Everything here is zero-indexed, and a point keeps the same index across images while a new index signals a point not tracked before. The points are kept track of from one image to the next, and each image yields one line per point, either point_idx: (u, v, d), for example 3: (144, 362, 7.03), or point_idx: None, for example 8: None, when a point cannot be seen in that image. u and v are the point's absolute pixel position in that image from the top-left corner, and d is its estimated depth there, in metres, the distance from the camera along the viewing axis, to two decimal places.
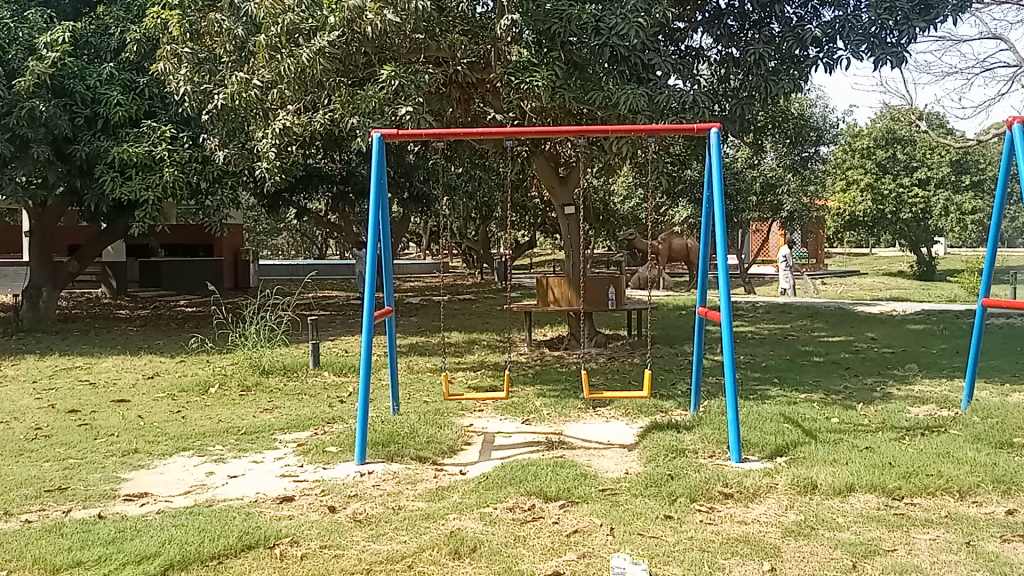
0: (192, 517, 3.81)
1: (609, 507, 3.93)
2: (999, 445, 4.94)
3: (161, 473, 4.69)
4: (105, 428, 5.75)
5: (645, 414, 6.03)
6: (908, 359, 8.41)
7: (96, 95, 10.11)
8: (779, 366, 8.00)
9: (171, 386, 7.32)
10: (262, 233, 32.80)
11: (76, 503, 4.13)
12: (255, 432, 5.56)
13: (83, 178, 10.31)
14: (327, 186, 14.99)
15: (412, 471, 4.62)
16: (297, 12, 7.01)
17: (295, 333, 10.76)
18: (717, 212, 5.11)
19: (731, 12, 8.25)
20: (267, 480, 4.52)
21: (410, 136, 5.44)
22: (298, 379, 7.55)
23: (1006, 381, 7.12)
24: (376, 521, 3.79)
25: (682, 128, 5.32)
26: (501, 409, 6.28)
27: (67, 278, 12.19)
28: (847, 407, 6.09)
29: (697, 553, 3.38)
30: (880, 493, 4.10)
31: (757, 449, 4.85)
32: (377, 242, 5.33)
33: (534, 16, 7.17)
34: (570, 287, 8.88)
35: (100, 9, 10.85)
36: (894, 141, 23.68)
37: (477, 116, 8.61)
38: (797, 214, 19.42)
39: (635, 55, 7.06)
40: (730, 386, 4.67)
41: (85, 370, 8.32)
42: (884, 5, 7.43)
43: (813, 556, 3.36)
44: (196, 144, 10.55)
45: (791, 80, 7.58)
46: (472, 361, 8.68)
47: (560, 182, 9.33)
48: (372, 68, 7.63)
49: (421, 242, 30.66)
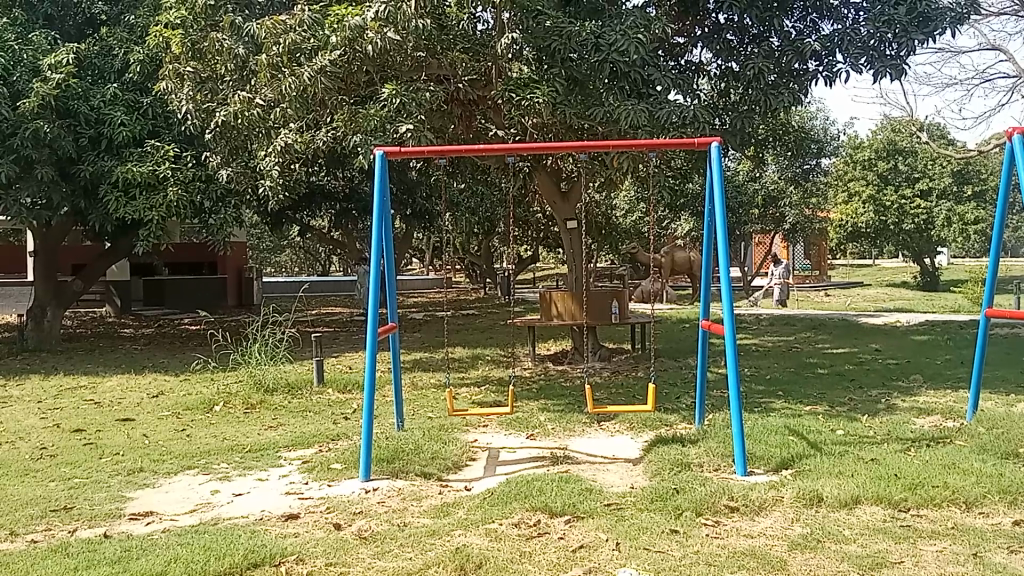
0: (198, 536, 3.80)
1: (615, 522, 3.92)
2: (1004, 456, 4.93)
3: (166, 491, 4.70)
4: (111, 447, 5.76)
5: (649, 428, 6.02)
6: (913, 370, 8.39)
7: (100, 116, 10.17)
8: (783, 378, 7.99)
9: (176, 405, 7.31)
10: (265, 252, 32.87)
11: (82, 522, 4.13)
12: (258, 449, 5.57)
13: (87, 198, 10.34)
14: (330, 204, 15.10)
15: (417, 487, 4.61)
16: (298, 32, 7.08)
17: (298, 351, 10.74)
18: (720, 224, 5.08)
19: (731, 26, 8.16)
20: (272, 498, 4.52)
21: (413, 152, 5.44)
22: (302, 397, 7.54)
23: (1010, 391, 7.12)
24: (382, 538, 3.78)
25: (682, 142, 5.32)
26: (505, 425, 6.26)
27: (72, 298, 12.17)
28: (852, 419, 6.08)
29: (704, 568, 3.37)
30: (886, 505, 4.09)
31: (763, 462, 4.84)
32: (381, 258, 5.33)
33: (534, 33, 7.15)
34: (573, 300, 8.88)
35: (103, 31, 10.96)
36: (895, 153, 23.77)
37: (479, 132, 8.61)
38: (800, 226, 19.48)
39: (635, 71, 7.09)
40: (734, 399, 4.66)
41: (90, 390, 8.29)
42: (882, 18, 7.50)
43: (820, 569, 3.36)
44: (200, 163, 10.60)
45: (790, 93, 7.66)
46: (476, 377, 8.68)
47: (562, 197, 9.36)
48: (374, 86, 7.56)
49: (424, 258, 30.69)
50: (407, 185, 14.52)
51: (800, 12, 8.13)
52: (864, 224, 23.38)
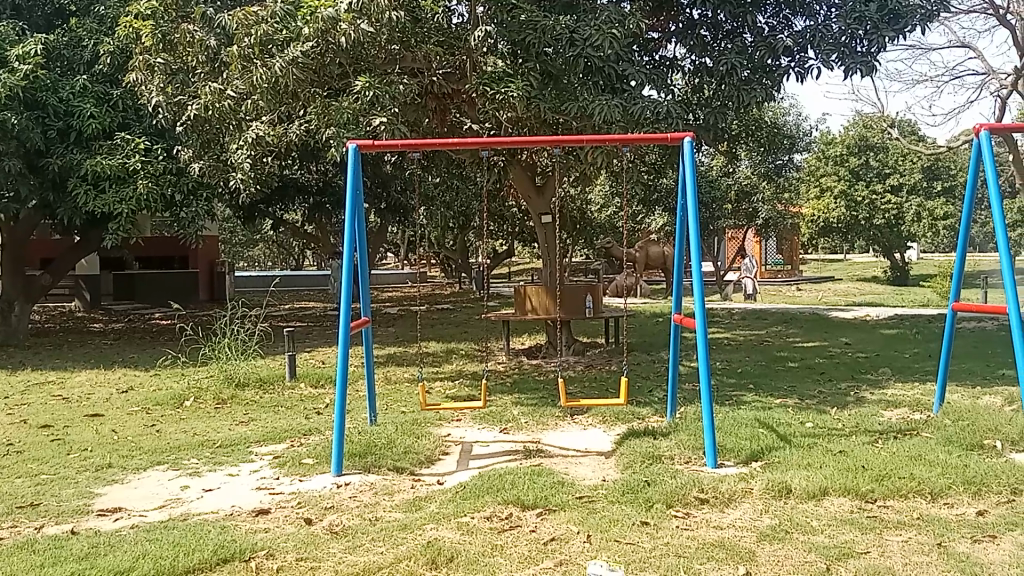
0: (166, 532, 3.78)
1: (586, 514, 3.94)
2: (969, 447, 5.02)
3: (134, 487, 4.66)
4: (79, 443, 5.69)
5: (622, 421, 6.06)
6: (882, 363, 8.51)
7: (69, 108, 10.04)
8: (754, 372, 8.06)
9: (145, 399, 7.24)
10: (238, 244, 32.65)
11: (48, 519, 4.08)
12: (229, 445, 5.53)
13: (55, 191, 10.17)
14: (303, 198, 14.95)
15: (389, 482, 4.60)
16: (270, 24, 7.04)
17: (271, 346, 10.65)
18: (692, 220, 5.10)
19: (704, 22, 8.24)
20: (243, 493, 4.50)
21: (387, 145, 5.40)
22: (274, 392, 7.50)
23: (977, 383, 7.25)
24: (353, 533, 3.77)
25: (656, 137, 5.32)
26: (479, 419, 6.27)
27: (39, 292, 11.97)
28: (820, 412, 6.16)
29: (673, 559, 3.39)
30: (854, 496, 4.15)
31: (733, 454, 4.88)
32: (354, 251, 5.29)
33: (509, 26, 7.19)
34: (547, 295, 8.90)
35: (72, 21, 10.77)
36: (867, 148, 24.09)
37: (453, 125, 8.58)
38: (772, 221, 19.68)
39: (609, 66, 7.11)
40: (705, 393, 4.68)
41: (58, 385, 8.19)
42: (853, 15, 7.60)
43: (788, 559, 3.39)
44: (171, 156, 10.49)
45: (763, 89, 7.75)
46: (449, 371, 8.67)
47: (537, 191, 9.34)
48: (347, 79, 7.45)
49: (399, 251, 30.57)
50: (381, 178, 14.44)
51: (772, 8, 8.20)
52: (836, 218, 23.65)
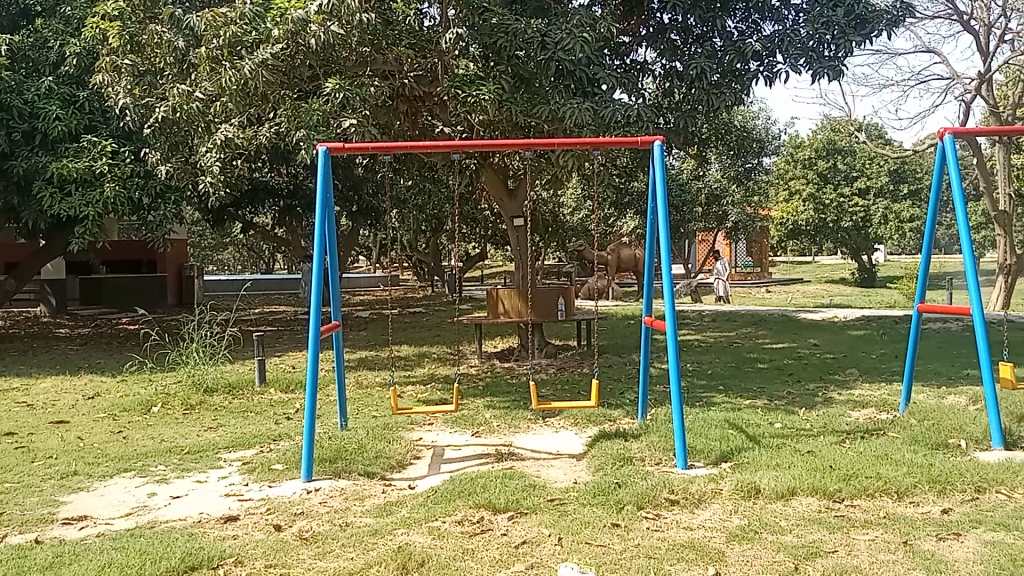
0: (133, 540, 3.73)
1: (558, 517, 3.95)
2: (934, 446, 5.10)
3: (100, 495, 4.59)
4: (43, 451, 5.60)
5: (594, 423, 6.09)
6: (850, 364, 8.62)
7: (34, 110, 9.90)
8: (724, 373, 8.13)
9: (112, 406, 7.14)
10: (207, 247, 32.32)
11: (11, 528, 4.01)
12: (198, 451, 5.47)
13: (19, 194, 9.96)
14: (273, 201, 14.84)
15: (360, 487, 4.58)
16: (239, 25, 6.98)
17: (240, 351, 10.54)
18: (662, 223, 5.12)
19: (675, 27, 8.30)
20: (212, 500, 4.45)
21: (357, 148, 5.36)
22: (243, 397, 7.43)
23: (941, 383, 7.37)
24: (323, 538, 3.75)
25: (626, 140, 5.35)
26: (451, 423, 6.26)
27: (3, 297, 11.78)
28: (789, 412, 6.23)
29: (644, 561, 3.41)
30: (822, 496, 4.20)
31: (703, 455, 4.92)
32: (324, 255, 5.25)
33: (480, 30, 7.19)
34: (519, 298, 8.91)
35: (38, 22, 10.62)
36: (834, 152, 24.45)
37: (425, 128, 8.58)
38: (742, 224, 19.95)
39: (580, 69, 7.14)
40: (675, 395, 4.71)
41: (22, 392, 8.04)
42: (820, 20, 7.69)
43: (757, 560, 3.42)
44: (138, 158, 10.37)
45: (732, 93, 7.82)
46: (421, 374, 8.65)
47: (509, 194, 9.34)
48: (318, 81, 7.40)
49: (371, 255, 30.43)
50: (353, 181, 14.38)
51: (742, 13, 8.27)
52: (805, 221, 23.91)
